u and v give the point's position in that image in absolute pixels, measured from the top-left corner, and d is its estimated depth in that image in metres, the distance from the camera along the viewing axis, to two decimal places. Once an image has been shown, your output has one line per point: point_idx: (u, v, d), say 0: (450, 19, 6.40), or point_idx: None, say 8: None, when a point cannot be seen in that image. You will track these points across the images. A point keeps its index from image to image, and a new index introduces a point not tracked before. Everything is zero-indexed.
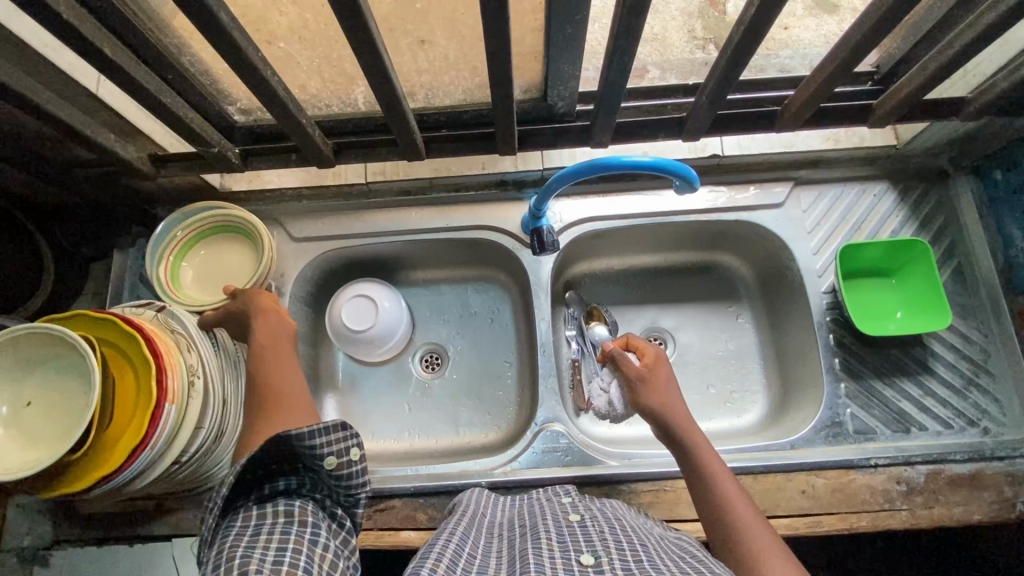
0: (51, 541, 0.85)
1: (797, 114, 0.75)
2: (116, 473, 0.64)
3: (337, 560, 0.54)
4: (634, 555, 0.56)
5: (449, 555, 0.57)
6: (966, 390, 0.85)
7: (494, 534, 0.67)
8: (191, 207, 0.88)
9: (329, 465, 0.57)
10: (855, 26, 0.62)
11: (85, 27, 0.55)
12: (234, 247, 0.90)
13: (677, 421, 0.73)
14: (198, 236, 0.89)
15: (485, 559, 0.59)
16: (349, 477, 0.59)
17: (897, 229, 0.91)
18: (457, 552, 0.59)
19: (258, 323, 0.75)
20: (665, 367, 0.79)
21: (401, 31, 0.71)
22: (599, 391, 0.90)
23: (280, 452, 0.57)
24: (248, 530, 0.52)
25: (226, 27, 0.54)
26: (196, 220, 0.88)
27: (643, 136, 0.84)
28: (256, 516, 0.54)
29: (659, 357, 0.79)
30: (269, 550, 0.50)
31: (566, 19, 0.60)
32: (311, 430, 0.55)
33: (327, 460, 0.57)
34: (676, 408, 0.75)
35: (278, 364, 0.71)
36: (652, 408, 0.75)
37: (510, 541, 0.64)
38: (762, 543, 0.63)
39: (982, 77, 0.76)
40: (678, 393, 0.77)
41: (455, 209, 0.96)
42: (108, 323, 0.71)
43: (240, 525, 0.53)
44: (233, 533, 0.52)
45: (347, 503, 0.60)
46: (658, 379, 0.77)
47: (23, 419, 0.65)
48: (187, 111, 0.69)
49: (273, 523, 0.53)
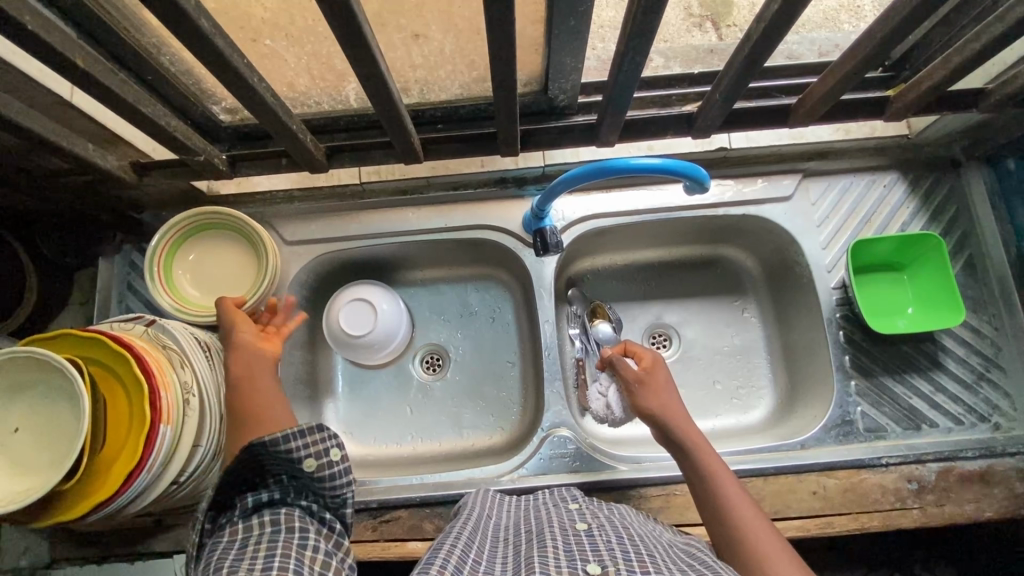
0: (50, 559, 0.83)
1: (812, 107, 0.72)
2: (113, 499, 0.62)
3: (329, 561, 0.52)
4: (641, 566, 0.53)
5: (454, 563, 0.55)
6: (977, 385, 0.84)
7: (498, 537, 0.65)
8: (196, 213, 0.84)
9: (308, 466, 0.57)
10: (880, 18, 0.58)
11: (54, 36, 0.50)
12: (220, 244, 0.86)
13: (677, 424, 0.72)
14: (173, 248, 0.84)
15: (492, 566, 0.58)
16: (332, 478, 0.58)
17: (907, 222, 0.89)
18: (462, 557, 0.57)
19: (235, 357, 0.73)
20: (664, 370, 0.78)
21: (393, 26, 0.66)
22: (597, 395, 0.88)
23: (251, 464, 0.56)
24: (235, 544, 0.51)
25: (209, 34, 0.50)
26: (199, 227, 0.85)
27: (651, 133, 0.81)
28: (241, 530, 0.52)
29: (657, 360, 0.78)
30: (257, 560, 0.49)
31: (571, 11, 0.56)
32: (286, 432, 0.56)
33: (306, 462, 0.57)
34: (674, 410, 0.74)
35: (252, 375, 0.72)
36: (651, 411, 0.74)
37: (516, 545, 0.62)
38: (768, 546, 0.61)
39: (1003, 66, 0.73)
40: (678, 397, 0.76)
41: (452, 208, 0.93)
42: (94, 342, 0.67)
43: (226, 541, 0.52)
44: (219, 547, 0.51)
45: (335, 505, 0.59)
46: (655, 382, 0.77)
47: (11, 445, 0.62)
48: (170, 120, 0.65)
49: (260, 533, 0.52)
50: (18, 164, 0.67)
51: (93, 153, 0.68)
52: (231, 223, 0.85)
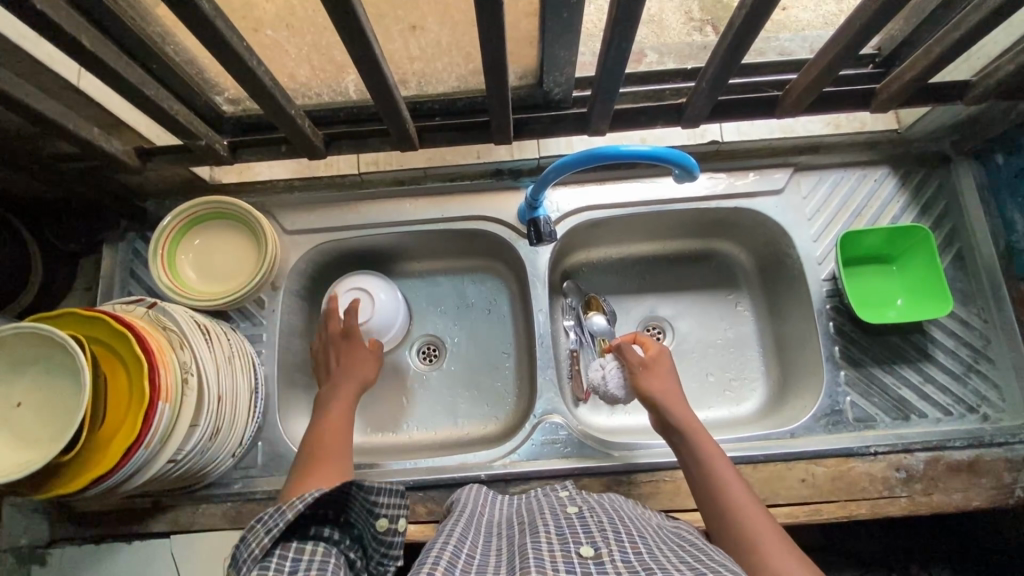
0: (51, 537, 0.85)
1: (798, 99, 0.74)
2: (112, 473, 0.63)
3: None
4: (633, 547, 0.54)
5: (447, 560, 0.54)
6: (966, 376, 0.85)
7: (492, 531, 0.65)
8: (205, 201, 0.85)
9: (380, 525, 0.61)
10: (861, 8, 0.60)
11: (62, 18, 0.52)
12: (229, 231, 0.88)
13: (676, 411, 0.74)
14: (180, 231, 0.86)
15: (483, 560, 0.57)
16: (389, 543, 0.62)
17: (897, 215, 0.90)
18: (454, 555, 0.55)
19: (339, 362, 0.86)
20: (668, 361, 0.80)
21: (391, 17, 0.68)
22: (597, 365, 0.85)
23: (336, 498, 0.61)
24: (290, 562, 0.54)
25: (210, 17, 0.52)
26: (207, 212, 0.87)
27: (642, 124, 0.84)
28: (295, 550, 0.55)
29: (662, 351, 0.80)
30: None
31: (561, 3, 0.58)
32: (381, 486, 0.61)
33: (379, 521, 0.61)
34: (674, 398, 0.76)
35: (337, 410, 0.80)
36: (651, 397, 0.76)
37: (509, 537, 0.62)
38: (760, 530, 0.62)
39: (987, 60, 0.74)
40: (677, 385, 0.78)
41: (449, 199, 0.95)
42: (95, 319, 0.68)
43: (280, 557, 0.54)
44: (275, 562, 0.54)
45: (374, 571, 0.62)
46: (660, 372, 0.79)
47: (13, 419, 0.64)
48: (173, 104, 0.67)
49: (311, 560, 0.55)
50: (26, 147, 0.69)
51: (98, 136, 0.70)
52: (240, 213, 0.86)
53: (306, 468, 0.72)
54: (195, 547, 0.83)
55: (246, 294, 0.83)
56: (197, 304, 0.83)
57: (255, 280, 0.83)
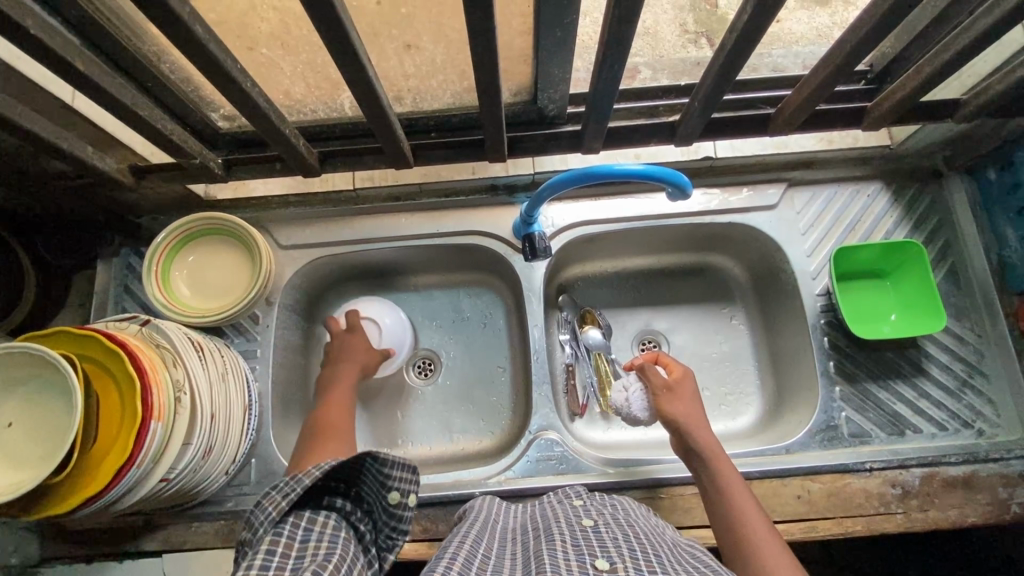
0: (41, 557, 0.84)
1: (789, 117, 0.74)
2: (102, 494, 0.62)
3: None
4: (648, 566, 0.52)
5: (463, 555, 0.55)
6: (960, 392, 0.85)
7: (507, 537, 0.64)
8: (198, 217, 0.85)
9: (392, 498, 0.61)
10: (852, 28, 0.60)
11: (56, 41, 0.52)
12: (223, 247, 0.88)
13: (698, 433, 0.75)
14: (173, 250, 0.86)
15: (500, 560, 0.57)
16: (400, 517, 0.62)
17: (890, 231, 0.90)
18: (472, 551, 0.57)
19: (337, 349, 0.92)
20: (692, 383, 0.81)
21: (386, 36, 0.68)
22: (619, 387, 0.82)
23: (348, 469, 0.61)
24: (300, 531, 0.54)
25: (204, 40, 0.52)
26: (200, 228, 0.86)
27: (637, 141, 0.82)
28: (307, 520, 0.55)
29: (687, 373, 0.81)
30: (317, 557, 0.52)
31: (555, 22, 0.58)
32: (396, 459, 0.60)
33: (391, 493, 0.61)
34: (698, 421, 0.76)
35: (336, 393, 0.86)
36: (674, 418, 0.77)
37: (523, 542, 0.62)
38: (772, 555, 0.62)
39: (978, 78, 0.75)
40: (701, 409, 0.78)
41: (445, 214, 0.95)
42: (88, 339, 0.68)
43: (292, 526, 0.54)
44: (286, 530, 0.53)
45: (383, 545, 0.62)
46: (683, 393, 0.79)
47: (5, 439, 0.63)
48: (167, 123, 0.67)
49: (321, 531, 0.55)
50: (19, 165, 0.69)
51: (91, 155, 0.70)
52: (234, 227, 0.86)
53: (312, 445, 0.78)
54: (187, 566, 0.83)
55: (242, 308, 0.83)
56: (195, 320, 0.82)
57: (253, 294, 0.83)
